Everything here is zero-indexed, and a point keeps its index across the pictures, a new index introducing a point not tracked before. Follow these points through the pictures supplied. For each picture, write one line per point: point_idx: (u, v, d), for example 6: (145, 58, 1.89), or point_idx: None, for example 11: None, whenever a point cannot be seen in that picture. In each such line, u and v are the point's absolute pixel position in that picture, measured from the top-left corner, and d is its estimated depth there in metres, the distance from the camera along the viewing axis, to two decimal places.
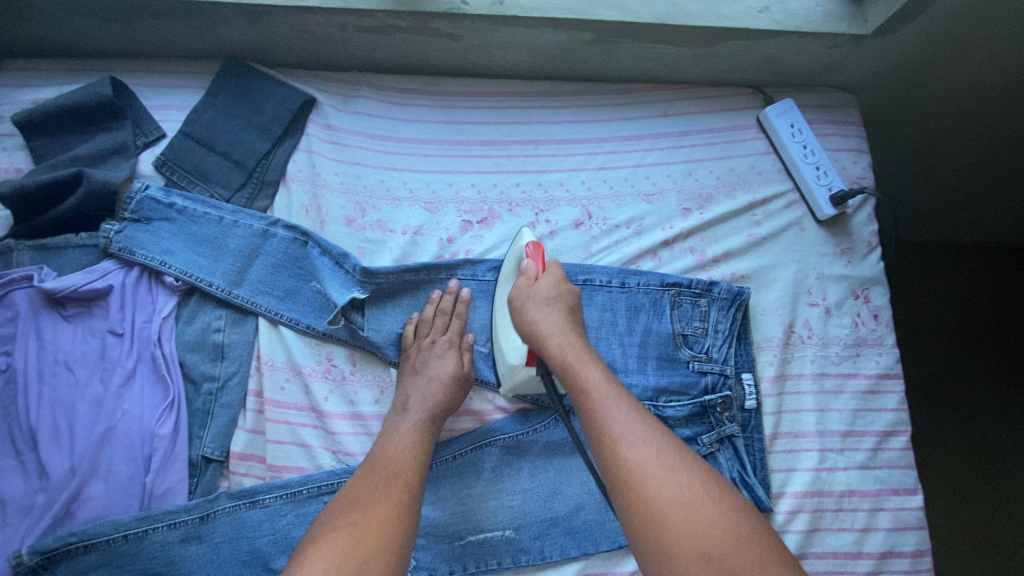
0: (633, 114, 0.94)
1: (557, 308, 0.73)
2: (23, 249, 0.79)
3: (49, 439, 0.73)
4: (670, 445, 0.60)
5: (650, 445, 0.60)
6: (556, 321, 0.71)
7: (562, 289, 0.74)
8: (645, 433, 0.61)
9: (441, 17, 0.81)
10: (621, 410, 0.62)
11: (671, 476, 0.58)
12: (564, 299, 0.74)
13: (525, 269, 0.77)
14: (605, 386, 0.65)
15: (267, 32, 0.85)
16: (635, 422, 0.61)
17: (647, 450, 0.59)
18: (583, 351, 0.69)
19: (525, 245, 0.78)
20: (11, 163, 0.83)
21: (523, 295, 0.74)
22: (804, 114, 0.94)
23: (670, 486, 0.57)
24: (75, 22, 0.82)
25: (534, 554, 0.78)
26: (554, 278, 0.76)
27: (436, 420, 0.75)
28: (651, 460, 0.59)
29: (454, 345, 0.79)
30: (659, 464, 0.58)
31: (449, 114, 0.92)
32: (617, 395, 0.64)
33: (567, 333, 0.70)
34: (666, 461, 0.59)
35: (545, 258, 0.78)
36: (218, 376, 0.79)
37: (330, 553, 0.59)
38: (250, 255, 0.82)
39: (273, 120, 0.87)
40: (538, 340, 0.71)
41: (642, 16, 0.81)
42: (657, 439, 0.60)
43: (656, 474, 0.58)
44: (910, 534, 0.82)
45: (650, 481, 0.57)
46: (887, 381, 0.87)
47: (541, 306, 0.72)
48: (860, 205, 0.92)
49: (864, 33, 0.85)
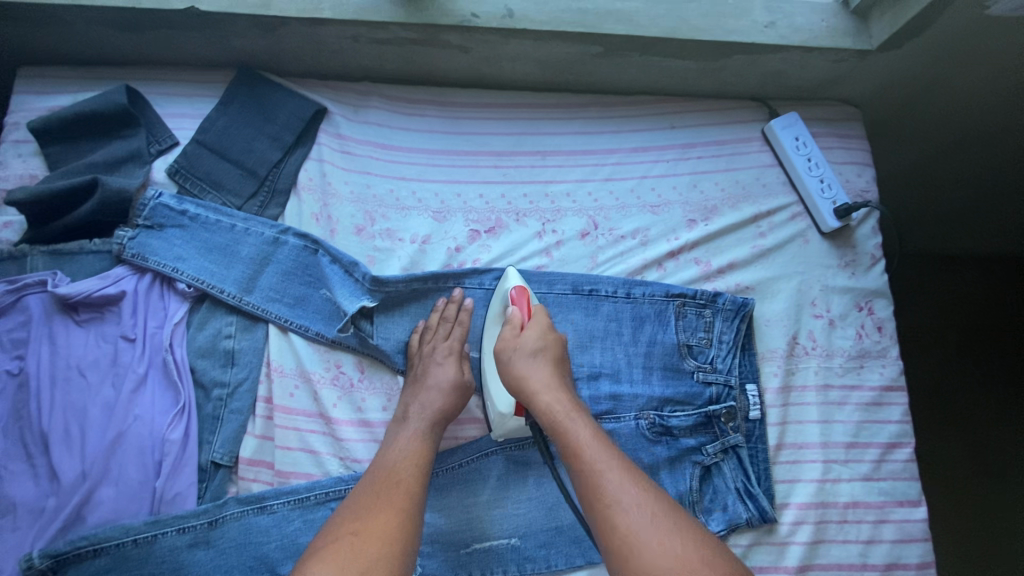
0: (638, 125, 0.95)
1: (545, 362, 0.73)
2: (37, 254, 0.80)
3: (60, 443, 0.74)
4: (663, 507, 0.62)
5: (644, 508, 0.61)
6: (544, 377, 0.72)
7: (549, 339, 0.75)
8: (638, 498, 0.62)
9: (452, 30, 0.82)
10: (614, 472, 0.64)
11: (666, 540, 0.59)
12: (549, 352, 0.74)
13: (509, 317, 0.77)
14: (596, 448, 0.66)
15: (280, 42, 0.86)
16: (628, 484, 0.63)
17: (642, 515, 0.61)
18: (571, 409, 0.70)
19: (510, 288, 0.79)
20: (26, 169, 0.84)
21: (510, 347, 0.74)
22: (808, 128, 0.95)
23: (666, 552, 0.58)
24: (92, 30, 0.83)
25: (539, 563, 0.79)
26: (539, 327, 0.76)
27: (436, 427, 0.75)
28: (644, 525, 0.60)
29: (454, 352, 0.80)
30: (656, 531, 0.60)
31: (458, 124, 0.93)
32: (609, 456, 0.66)
33: (555, 390, 0.71)
34: (660, 525, 0.60)
35: (530, 304, 0.78)
36: (228, 382, 0.79)
37: (333, 564, 0.59)
38: (261, 263, 0.83)
39: (284, 129, 0.88)
40: (526, 394, 0.71)
41: (650, 31, 0.83)
42: (649, 501, 0.62)
43: (652, 541, 0.59)
44: (914, 546, 0.83)
45: (646, 547, 0.59)
46: (891, 393, 0.88)
47: (528, 361, 0.73)
48: (863, 218, 0.93)
49: (868, 49, 0.86)
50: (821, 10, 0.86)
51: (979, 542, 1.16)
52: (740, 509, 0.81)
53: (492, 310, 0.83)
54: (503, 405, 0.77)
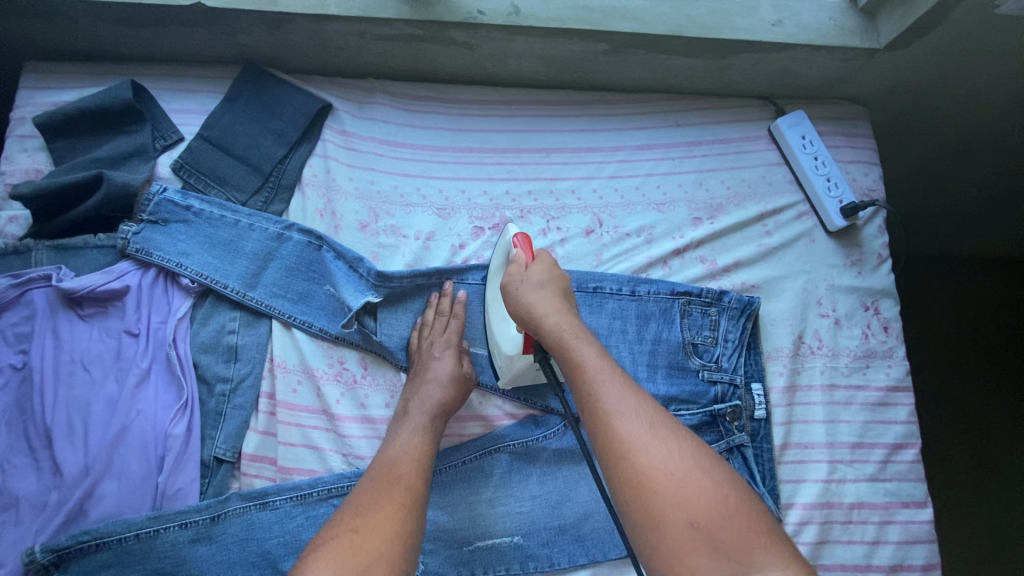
0: (644, 123, 0.95)
1: (551, 290, 0.71)
2: (42, 249, 0.80)
3: (63, 437, 0.74)
4: (665, 419, 0.59)
5: (643, 415, 0.59)
6: (549, 299, 0.70)
7: (554, 273, 0.73)
8: (638, 406, 0.60)
9: (459, 26, 0.82)
10: (615, 382, 0.61)
11: (663, 446, 0.57)
12: (555, 283, 0.72)
13: (515, 258, 0.76)
14: (599, 362, 0.63)
15: (286, 38, 0.86)
16: (628, 394, 0.61)
17: (640, 422, 0.58)
18: (577, 327, 0.67)
19: (512, 236, 0.78)
20: (32, 164, 0.84)
21: (516, 279, 0.73)
22: (814, 126, 0.95)
23: (662, 458, 0.56)
24: (98, 26, 0.83)
25: (542, 561, 0.78)
26: (545, 265, 0.74)
27: (437, 421, 0.75)
28: (643, 433, 0.58)
29: (453, 344, 0.79)
30: (652, 437, 0.58)
31: (462, 121, 0.93)
32: (611, 369, 0.63)
33: (560, 310, 0.69)
34: (660, 435, 0.58)
35: (532, 249, 0.77)
36: (231, 378, 0.79)
37: (334, 560, 0.58)
38: (264, 259, 0.83)
39: (289, 125, 0.88)
40: (532, 320, 0.69)
41: (656, 28, 0.82)
42: (649, 411, 0.60)
43: (648, 446, 0.57)
44: (920, 547, 0.82)
45: (642, 452, 0.57)
46: (897, 394, 0.87)
47: (536, 290, 0.71)
48: (870, 217, 0.92)
49: (875, 47, 0.86)
50: (828, 8, 0.86)
51: (988, 544, 1.14)
52: None
53: (495, 262, 0.81)
54: (510, 348, 0.76)
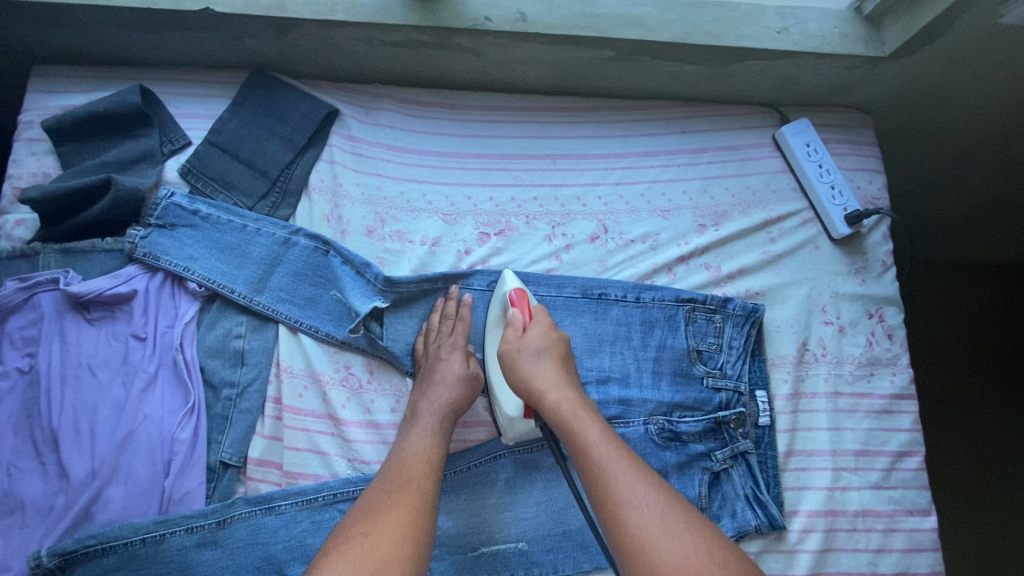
0: (649, 130, 0.96)
1: (550, 361, 0.72)
2: (49, 252, 0.80)
3: (70, 441, 0.74)
4: (674, 507, 0.61)
5: (654, 507, 0.61)
6: (550, 375, 0.71)
7: (552, 338, 0.74)
8: (649, 496, 0.61)
9: (466, 33, 0.82)
10: (624, 470, 0.63)
11: (676, 539, 0.59)
12: (553, 349, 0.74)
13: (510, 320, 0.76)
14: (606, 448, 0.65)
15: (294, 44, 0.86)
16: (639, 483, 0.62)
17: (652, 514, 0.60)
18: (580, 406, 0.69)
19: (509, 290, 0.79)
20: (39, 167, 0.85)
21: (514, 349, 0.73)
22: (819, 134, 0.95)
23: (677, 551, 0.58)
24: (106, 30, 0.84)
25: (547, 567, 0.79)
26: (542, 327, 0.75)
27: (446, 422, 0.75)
28: (655, 524, 0.60)
29: (460, 347, 0.79)
30: (664, 530, 0.59)
31: (468, 127, 0.94)
32: (619, 454, 0.64)
33: (562, 388, 0.70)
34: (671, 527, 0.59)
35: (530, 305, 0.78)
36: (238, 382, 0.80)
37: (344, 565, 0.59)
38: (272, 263, 0.83)
39: (296, 130, 0.88)
40: (534, 395, 0.70)
41: (662, 36, 0.83)
42: (660, 500, 0.61)
43: (662, 540, 0.59)
44: (924, 555, 0.82)
45: (655, 547, 0.58)
46: (901, 402, 0.87)
47: (535, 361, 0.72)
48: (874, 225, 0.92)
49: (880, 54, 0.86)
50: (833, 17, 0.86)
51: (989, 552, 1.15)
52: (749, 516, 0.80)
53: (493, 314, 0.82)
54: (512, 410, 0.76)
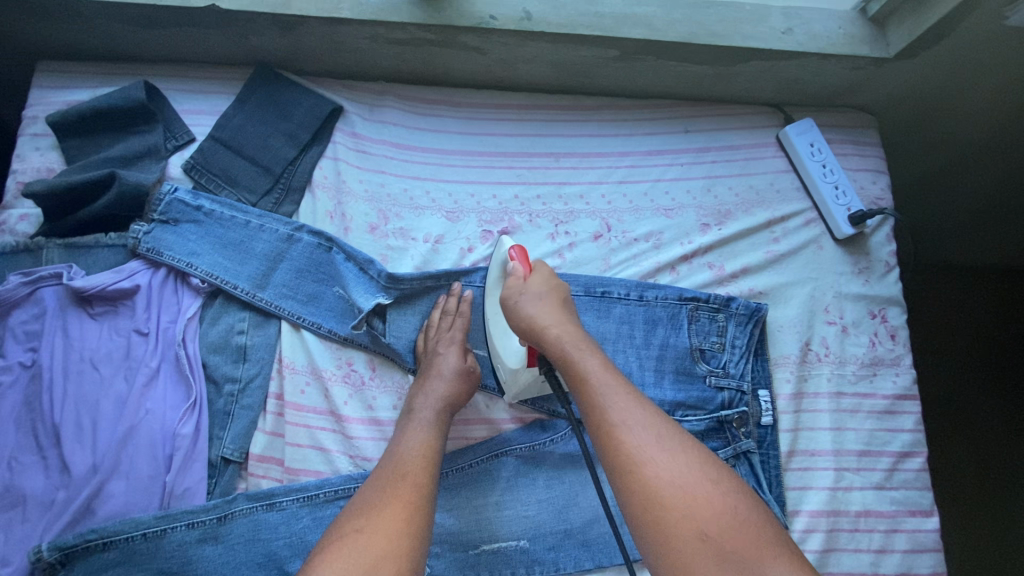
0: (652, 129, 0.96)
1: (550, 300, 0.72)
2: (53, 247, 0.80)
3: (72, 435, 0.74)
4: (669, 429, 0.61)
5: (649, 427, 0.60)
6: (551, 311, 0.71)
7: (553, 284, 0.74)
8: (643, 418, 0.61)
9: (471, 31, 0.82)
10: (620, 394, 0.63)
11: (670, 458, 0.58)
12: (554, 294, 0.73)
13: (511, 271, 0.76)
14: (603, 374, 0.65)
15: (299, 41, 0.86)
16: (634, 405, 0.62)
17: (646, 435, 0.60)
18: (579, 338, 0.68)
19: (509, 248, 0.78)
20: (44, 163, 0.85)
21: (516, 293, 0.73)
22: (822, 134, 0.95)
23: (669, 468, 0.58)
24: (111, 26, 0.84)
25: (548, 565, 0.78)
26: (542, 275, 0.75)
27: (443, 417, 0.75)
28: (649, 443, 0.59)
29: (457, 341, 0.79)
30: (658, 448, 0.59)
31: (472, 125, 0.94)
32: (616, 381, 0.64)
33: (563, 321, 0.70)
34: (665, 445, 0.59)
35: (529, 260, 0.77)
36: (239, 378, 0.79)
37: (339, 562, 0.58)
38: (274, 260, 0.83)
39: (300, 127, 0.88)
40: (534, 333, 0.70)
41: (666, 36, 0.83)
42: (656, 424, 0.61)
43: (654, 458, 0.58)
44: (926, 556, 0.82)
45: (648, 463, 0.58)
46: (904, 402, 0.87)
47: (535, 302, 0.72)
48: (877, 225, 0.92)
49: (885, 56, 0.86)
50: (838, 18, 0.86)
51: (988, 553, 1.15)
52: None
53: (493, 276, 0.81)
54: (513, 361, 0.76)
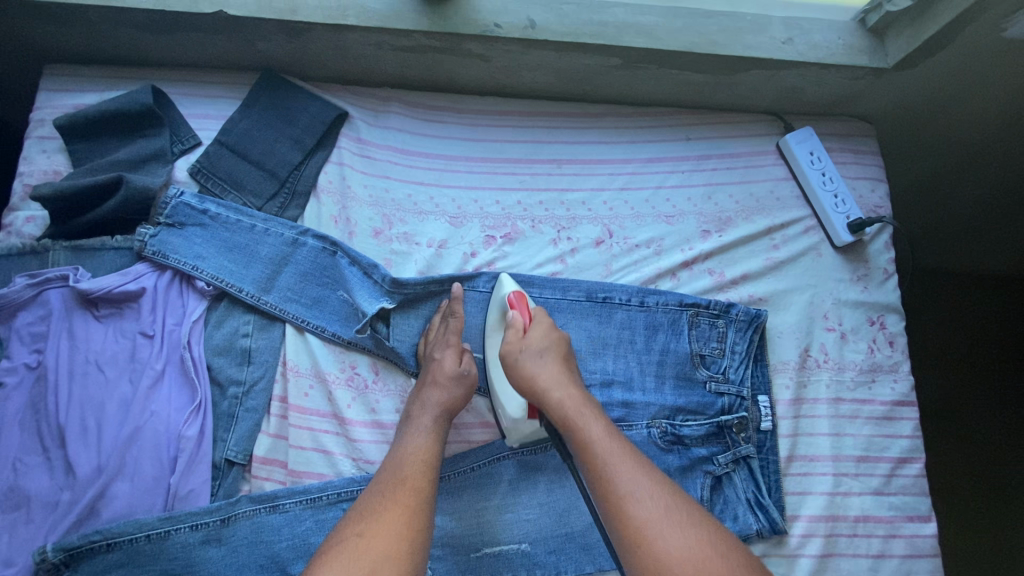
0: (654, 137, 0.97)
1: (552, 360, 0.73)
2: (59, 249, 0.81)
3: (77, 437, 0.74)
4: (675, 498, 0.62)
5: (656, 498, 0.61)
6: (553, 374, 0.72)
7: (553, 338, 0.75)
8: (650, 487, 0.62)
9: (475, 38, 0.83)
10: (626, 464, 0.64)
11: (678, 530, 0.59)
12: (555, 349, 0.75)
13: (510, 321, 0.77)
14: (608, 442, 0.66)
15: (305, 47, 0.87)
16: (640, 475, 0.63)
17: (654, 506, 0.61)
18: (583, 404, 0.70)
19: (509, 292, 0.79)
20: (50, 165, 0.85)
21: (515, 350, 0.74)
22: (822, 143, 0.97)
23: (677, 540, 0.59)
24: (119, 31, 0.85)
25: (549, 569, 0.79)
26: (543, 328, 0.76)
27: (442, 421, 0.75)
28: (657, 514, 0.60)
29: (454, 344, 0.80)
30: (666, 519, 0.60)
31: (476, 130, 0.95)
32: (621, 449, 0.65)
33: (565, 385, 0.71)
34: (673, 516, 0.60)
35: (529, 307, 0.79)
36: (244, 381, 0.80)
37: (337, 566, 0.59)
38: (279, 263, 0.83)
39: (306, 132, 0.89)
40: (538, 394, 0.71)
41: (669, 45, 0.84)
42: (662, 493, 0.62)
43: (663, 531, 0.59)
44: (924, 561, 0.83)
45: (657, 537, 0.59)
46: (902, 408, 0.88)
47: (537, 360, 0.73)
48: (876, 233, 0.93)
49: (884, 67, 0.87)
50: (838, 28, 0.88)
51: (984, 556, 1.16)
52: (750, 520, 0.81)
53: (490, 318, 0.82)
54: (514, 411, 0.77)
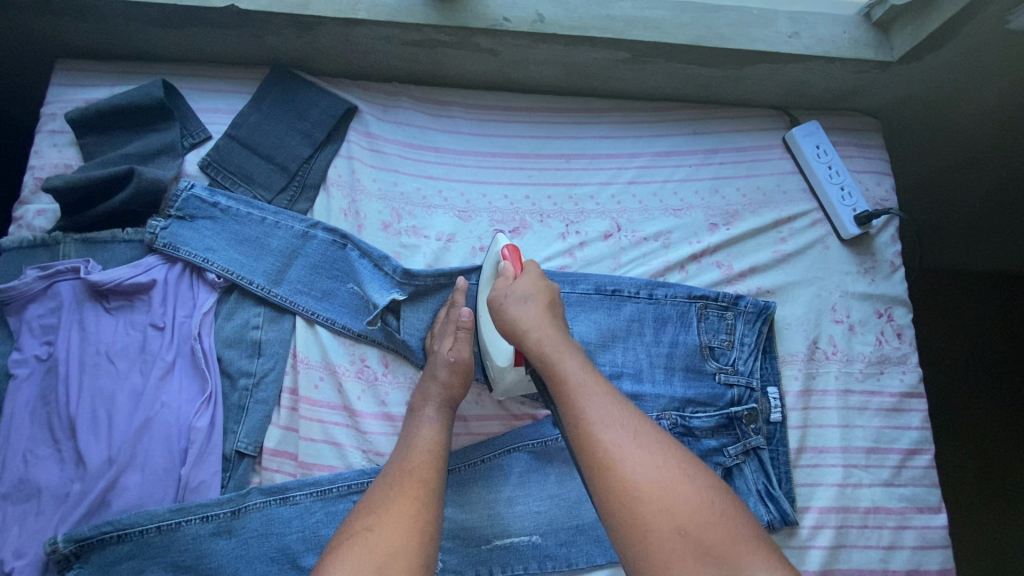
0: (661, 131, 0.97)
1: (535, 303, 0.73)
2: (70, 242, 0.81)
3: (87, 428, 0.74)
4: (646, 429, 0.62)
5: (627, 428, 0.61)
6: (533, 314, 0.72)
7: (540, 286, 0.75)
8: (622, 417, 0.62)
9: (485, 32, 0.84)
10: (598, 394, 0.64)
11: (647, 457, 0.59)
12: (540, 295, 0.75)
13: (503, 271, 0.78)
14: (583, 375, 0.66)
15: (315, 42, 0.88)
16: (612, 405, 0.63)
17: (623, 432, 0.61)
18: (560, 342, 0.70)
19: (501, 248, 0.80)
20: (61, 159, 0.86)
21: (502, 294, 0.75)
22: (828, 137, 0.97)
23: (648, 466, 0.58)
24: (131, 26, 0.85)
25: (560, 561, 0.79)
26: (532, 277, 0.77)
27: (445, 410, 0.75)
28: (625, 442, 0.60)
29: (452, 334, 0.79)
30: (634, 446, 0.60)
31: (485, 126, 0.95)
32: (596, 382, 0.65)
33: (544, 324, 0.71)
34: (643, 443, 0.60)
35: (521, 260, 0.80)
36: (255, 372, 0.80)
37: (349, 560, 0.59)
38: (290, 256, 0.84)
39: (315, 126, 0.89)
40: (518, 335, 0.71)
41: (676, 38, 0.85)
42: (634, 422, 0.62)
43: (632, 455, 0.59)
44: (935, 552, 0.83)
45: (625, 461, 0.59)
46: (911, 400, 0.88)
47: (519, 302, 0.73)
48: (883, 226, 0.94)
49: (889, 60, 0.88)
50: (843, 22, 0.88)
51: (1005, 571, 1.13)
52: (761, 511, 0.80)
53: (485, 273, 0.82)
54: (502, 360, 0.78)
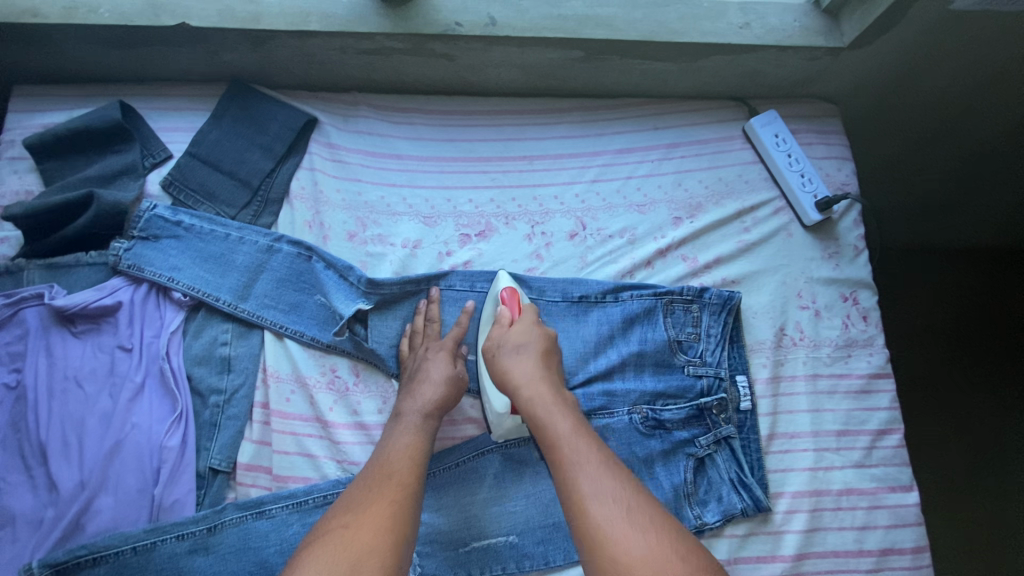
0: (623, 128, 0.98)
1: (529, 355, 0.74)
2: (34, 268, 0.82)
3: (59, 454, 0.74)
4: (640, 501, 0.61)
5: (620, 502, 0.61)
6: (528, 371, 0.73)
7: (534, 336, 0.76)
8: (615, 491, 0.61)
9: (437, 38, 0.84)
10: (590, 465, 0.64)
11: (638, 535, 0.58)
12: (536, 345, 0.75)
13: (498, 316, 0.79)
14: (574, 441, 0.66)
15: (270, 56, 0.88)
16: (604, 478, 0.62)
17: (615, 506, 0.60)
18: (553, 403, 0.70)
19: (503, 288, 0.82)
20: (22, 185, 0.86)
21: (495, 347, 0.76)
22: (787, 125, 0.98)
23: (637, 545, 0.58)
24: (85, 48, 0.85)
25: (537, 559, 0.79)
26: (527, 325, 0.77)
27: (431, 420, 0.76)
28: (618, 517, 0.60)
29: (445, 347, 0.81)
30: (625, 522, 0.59)
31: (447, 131, 0.95)
32: (588, 450, 0.65)
33: (538, 382, 0.72)
34: (635, 518, 0.60)
35: (519, 304, 0.80)
36: (225, 389, 0.80)
37: (321, 557, 0.59)
38: (255, 271, 0.84)
39: (276, 139, 0.90)
40: (511, 393, 0.72)
41: (628, 35, 0.85)
42: (624, 493, 0.61)
43: (620, 531, 0.59)
44: (908, 530, 0.84)
45: (616, 538, 0.58)
46: (878, 381, 0.89)
47: (513, 357, 0.74)
48: (845, 210, 0.95)
49: (839, 46, 0.89)
50: (793, 11, 0.89)
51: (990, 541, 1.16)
52: (734, 500, 0.82)
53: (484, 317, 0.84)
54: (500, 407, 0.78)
